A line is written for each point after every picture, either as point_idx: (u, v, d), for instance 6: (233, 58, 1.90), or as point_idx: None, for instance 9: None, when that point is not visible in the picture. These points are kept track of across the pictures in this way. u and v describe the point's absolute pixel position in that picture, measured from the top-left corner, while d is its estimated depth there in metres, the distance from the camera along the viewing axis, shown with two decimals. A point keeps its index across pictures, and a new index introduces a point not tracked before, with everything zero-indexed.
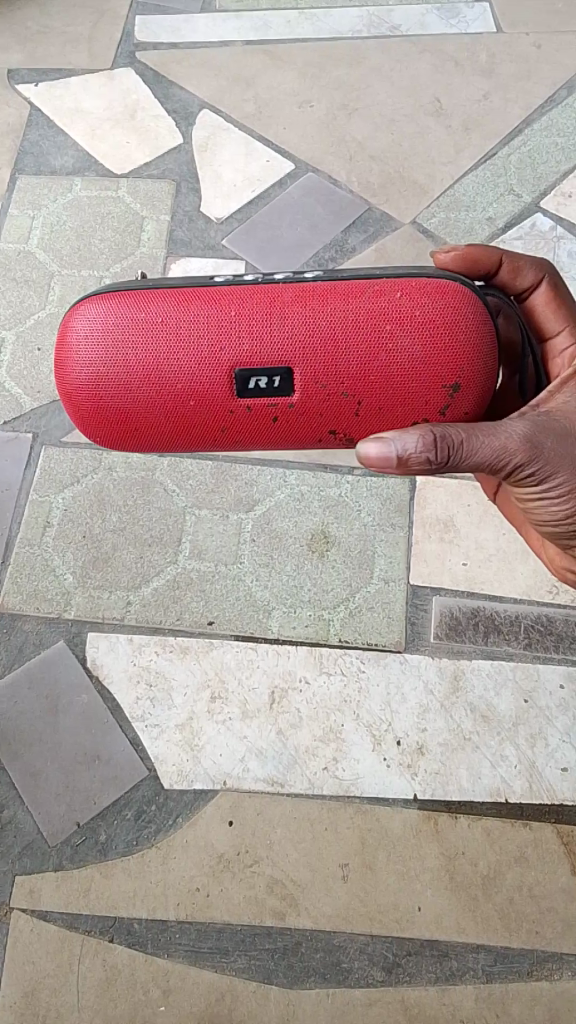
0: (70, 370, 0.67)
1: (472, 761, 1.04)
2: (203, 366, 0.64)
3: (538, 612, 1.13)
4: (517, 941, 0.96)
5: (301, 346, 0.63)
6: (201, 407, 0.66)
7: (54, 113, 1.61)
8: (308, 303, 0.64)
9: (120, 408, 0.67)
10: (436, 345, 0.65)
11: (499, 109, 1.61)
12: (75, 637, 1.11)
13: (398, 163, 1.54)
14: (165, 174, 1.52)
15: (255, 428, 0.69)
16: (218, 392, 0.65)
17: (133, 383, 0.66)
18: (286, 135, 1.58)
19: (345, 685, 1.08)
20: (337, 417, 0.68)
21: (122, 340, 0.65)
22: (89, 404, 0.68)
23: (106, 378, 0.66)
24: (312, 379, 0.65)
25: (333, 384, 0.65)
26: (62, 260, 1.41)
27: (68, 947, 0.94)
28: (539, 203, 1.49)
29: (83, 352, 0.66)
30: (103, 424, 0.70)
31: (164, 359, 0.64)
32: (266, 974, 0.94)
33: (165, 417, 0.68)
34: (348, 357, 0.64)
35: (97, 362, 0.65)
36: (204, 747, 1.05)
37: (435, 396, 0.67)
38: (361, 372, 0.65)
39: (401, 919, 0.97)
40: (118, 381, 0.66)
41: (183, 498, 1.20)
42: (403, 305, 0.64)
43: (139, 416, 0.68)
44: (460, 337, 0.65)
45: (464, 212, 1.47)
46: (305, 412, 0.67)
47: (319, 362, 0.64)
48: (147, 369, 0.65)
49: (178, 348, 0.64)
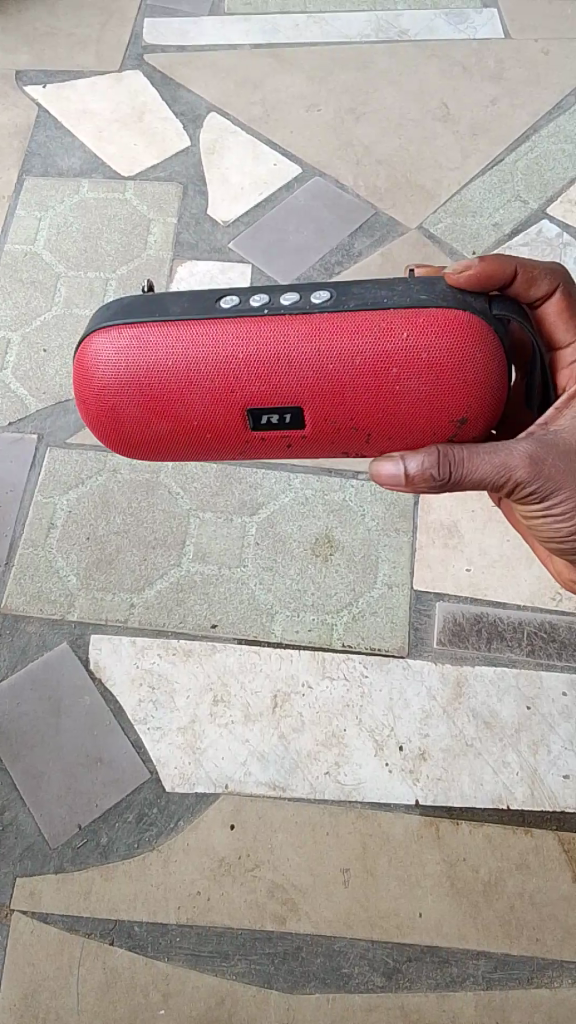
0: (92, 404, 0.68)
1: (474, 768, 1.04)
2: (215, 403, 0.65)
3: (541, 619, 1.13)
4: (518, 948, 0.96)
5: (309, 386, 0.64)
6: (216, 432, 0.68)
7: (62, 114, 1.61)
8: (314, 346, 0.63)
9: (139, 431, 0.69)
10: (443, 384, 0.64)
11: (506, 114, 1.61)
12: (77, 638, 1.11)
13: (405, 168, 1.54)
14: (172, 177, 1.52)
15: (270, 444, 0.71)
16: (231, 423, 0.67)
17: (150, 413, 0.67)
18: (294, 139, 1.58)
19: (347, 690, 1.08)
20: (348, 440, 0.70)
21: (136, 376, 0.65)
22: (109, 427, 0.70)
23: (122, 408, 0.67)
24: (321, 413, 0.66)
25: (341, 417, 0.67)
26: (68, 261, 1.41)
27: (68, 950, 0.94)
28: (546, 209, 1.49)
29: (103, 390, 0.67)
30: (123, 442, 0.72)
31: (177, 395, 0.65)
32: (266, 977, 0.94)
33: (182, 439, 0.70)
34: (357, 395, 0.65)
35: (113, 394, 0.66)
36: (206, 750, 1.05)
37: (441, 425, 0.68)
38: (370, 408, 0.66)
39: (401, 925, 0.97)
40: (135, 411, 0.67)
41: (187, 501, 1.20)
42: (410, 345, 0.63)
43: (158, 438, 0.70)
44: (468, 376, 0.64)
45: (470, 217, 1.47)
46: (317, 436, 0.69)
47: (329, 399, 0.65)
48: (165, 407, 0.66)
49: (191, 388, 0.65)
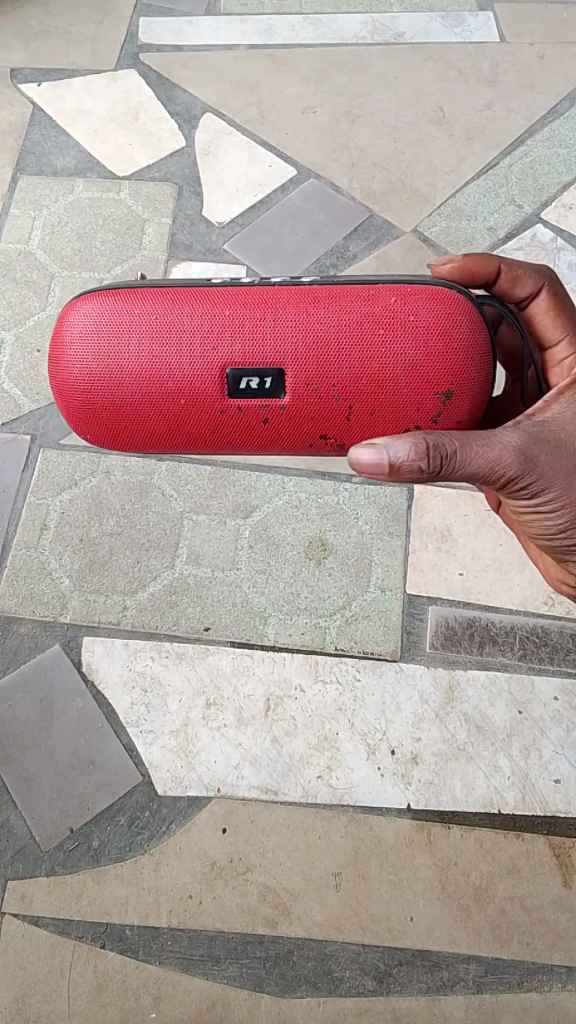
0: (63, 363, 0.67)
1: (466, 772, 1.04)
2: (193, 363, 0.64)
3: (534, 623, 1.14)
4: (508, 952, 0.96)
5: (293, 347, 0.64)
6: (191, 403, 0.66)
7: (56, 113, 1.60)
8: (301, 306, 0.64)
9: (108, 405, 0.67)
10: (428, 351, 0.65)
11: (501, 118, 1.61)
12: (70, 640, 1.11)
13: (400, 170, 1.54)
14: (167, 177, 1.52)
15: (245, 429, 0.69)
16: (208, 391, 0.65)
17: (121, 381, 0.66)
18: (289, 140, 1.58)
19: (340, 693, 1.08)
20: (329, 421, 0.68)
21: (112, 337, 0.65)
22: (77, 403, 0.68)
23: (94, 374, 0.66)
24: (303, 380, 0.65)
25: (323, 387, 0.65)
26: (62, 261, 1.41)
27: (60, 953, 0.94)
28: (540, 213, 1.49)
29: (77, 343, 0.66)
30: (91, 422, 0.70)
31: (153, 353, 0.64)
32: (257, 981, 0.94)
33: (154, 414, 0.67)
34: (340, 359, 0.64)
35: (85, 353, 0.66)
36: (199, 754, 1.04)
37: (427, 402, 0.67)
38: (353, 375, 0.65)
39: (393, 928, 0.97)
40: (104, 370, 0.66)
41: (181, 502, 1.20)
42: (396, 311, 0.64)
43: (127, 413, 0.68)
44: (453, 344, 0.65)
45: (465, 221, 1.48)
46: (297, 414, 0.67)
47: (312, 363, 0.64)
48: (138, 362, 0.65)
49: (169, 345, 0.64)
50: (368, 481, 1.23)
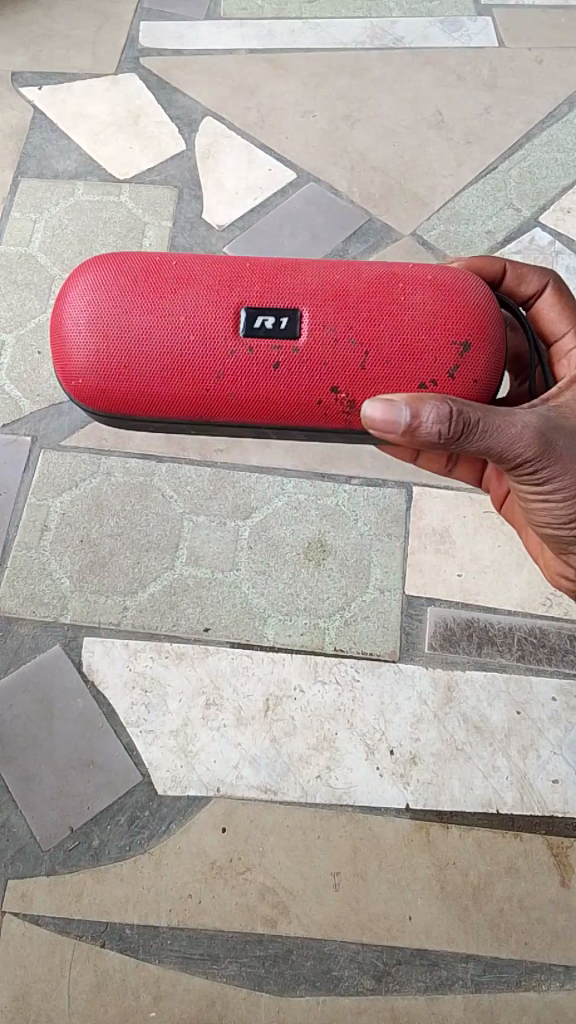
0: (71, 299, 0.68)
1: (464, 772, 1.05)
2: (211, 297, 0.66)
3: (532, 624, 1.14)
4: (507, 952, 0.96)
5: (311, 292, 0.67)
6: (201, 340, 0.65)
7: (57, 117, 1.61)
8: (320, 270, 0.69)
9: (112, 343, 0.66)
10: (444, 301, 0.68)
11: (500, 123, 1.62)
12: (71, 640, 1.11)
13: (399, 174, 1.55)
14: (167, 180, 1.53)
15: (253, 377, 0.66)
16: (222, 329, 0.65)
17: (130, 314, 0.66)
18: (289, 144, 1.59)
19: (339, 694, 1.09)
20: (343, 368, 0.66)
21: (126, 279, 0.67)
22: (78, 347, 0.67)
23: (102, 310, 0.66)
24: (319, 320, 0.66)
25: (340, 329, 0.65)
26: (63, 263, 1.42)
27: (60, 952, 0.95)
28: (538, 217, 1.50)
29: (89, 281, 0.68)
30: (90, 370, 0.67)
31: (169, 288, 0.66)
32: (256, 980, 0.94)
33: (159, 354, 0.66)
34: (357, 302, 0.66)
35: (99, 287, 0.67)
36: (199, 753, 1.05)
37: (446, 350, 0.67)
38: (369, 316, 0.66)
39: (392, 928, 0.97)
40: (115, 298, 0.66)
41: (181, 504, 1.21)
42: (411, 276, 0.69)
43: (132, 354, 0.66)
44: (468, 300, 0.68)
45: (464, 224, 1.49)
46: (310, 360, 0.65)
47: (329, 303, 0.66)
48: (153, 293, 0.66)
49: (187, 284, 0.67)
50: (367, 482, 1.23)
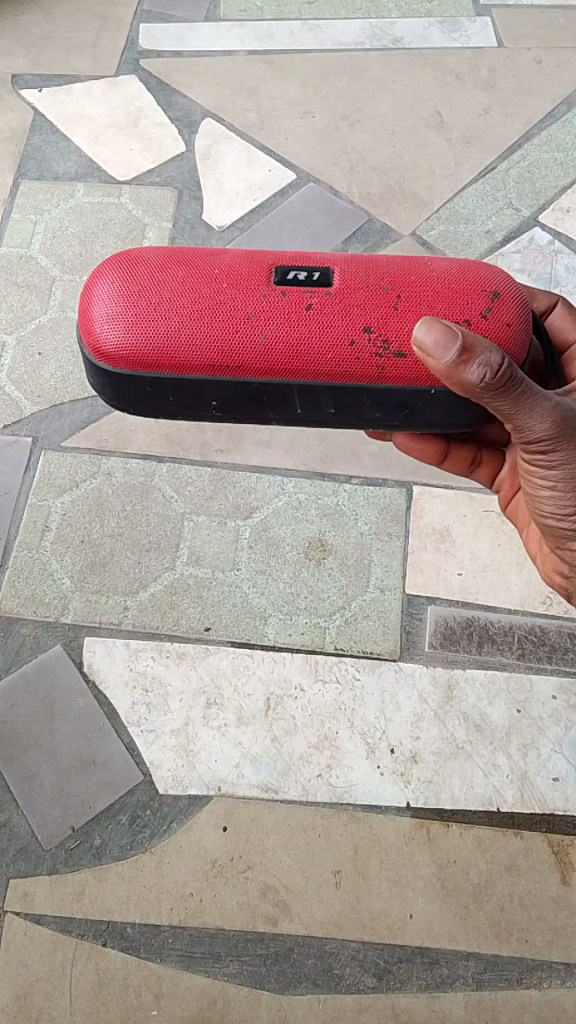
0: (106, 265, 0.71)
1: (465, 769, 1.05)
2: (246, 259, 0.70)
3: (532, 622, 1.15)
4: (507, 950, 0.97)
5: (340, 259, 0.71)
6: (235, 282, 0.68)
7: (58, 119, 1.62)
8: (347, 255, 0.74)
9: (144, 287, 0.68)
10: (467, 268, 0.71)
11: (499, 122, 1.62)
12: (71, 641, 1.12)
13: (399, 174, 1.55)
14: (168, 181, 1.53)
15: (287, 314, 0.66)
16: (256, 278, 0.68)
17: (166, 269, 0.69)
18: (289, 145, 1.59)
19: (339, 692, 1.09)
20: (375, 309, 0.67)
21: (163, 251, 0.72)
22: (110, 295, 0.68)
23: (135, 267, 0.69)
24: (349, 275, 0.69)
25: (368, 281, 0.69)
26: (63, 265, 1.42)
27: (62, 951, 0.95)
28: (538, 216, 1.50)
29: (127, 253, 0.72)
30: (118, 313, 0.68)
31: (206, 255, 0.71)
32: (258, 979, 0.95)
33: (192, 294, 0.67)
34: (383, 268, 0.71)
35: (137, 254, 0.71)
36: (200, 752, 1.05)
37: (476, 295, 0.68)
38: (395, 275, 0.70)
39: (393, 926, 0.98)
40: (152, 259, 0.70)
41: (181, 504, 1.21)
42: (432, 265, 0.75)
43: (163, 295, 0.67)
44: (491, 269, 0.72)
45: (463, 224, 1.49)
46: (342, 302, 0.67)
47: (357, 265, 0.70)
48: (190, 257, 0.71)
49: (219, 253, 0.71)
50: (368, 482, 1.24)
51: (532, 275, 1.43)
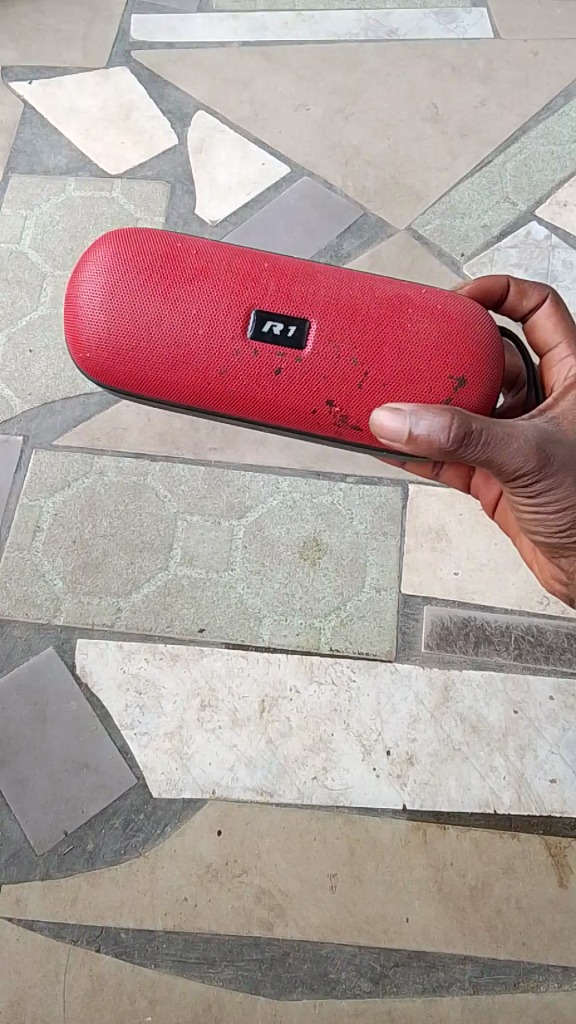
0: (90, 275, 0.65)
1: (462, 771, 1.04)
2: (225, 300, 0.64)
3: (529, 622, 1.13)
4: (504, 953, 0.96)
5: (323, 301, 0.65)
6: (208, 342, 0.64)
7: (48, 112, 1.60)
8: (335, 283, 0.67)
9: (123, 326, 0.64)
10: (450, 333, 0.66)
11: (495, 115, 1.60)
12: (64, 643, 1.10)
13: (394, 169, 1.54)
14: (160, 176, 1.51)
15: (252, 385, 0.66)
16: (229, 333, 0.64)
17: (145, 303, 0.63)
18: (282, 138, 1.57)
19: (335, 694, 1.08)
20: (342, 382, 0.65)
21: (148, 263, 0.65)
22: (88, 326, 0.65)
23: (116, 289, 0.64)
24: (327, 334, 0.64)
25: (345, 343, 0.64)
26: (54, 261, 1.40)
27: (55, 956, 0.94)
28: (534, 210, 1.49)
29: (112, 258, 0.65)
30: (97, 349, 0.66)
31: (188, 281, 0.64)
32: (253, 984, 0.94)
33: (165, 347, 0.64)
34: (366, 320, 0.65)
35: (119, 267, 0.64)
36: (194, 755, 1.04)
37: (440, 382, 0.66)
38: (377, 336, 0.65)
39: (389, 930, 0.97)
40: (133, 282, 0.64)
41: (174, 504, 1.19)
42: (424, 300, 0.68)
43: (138, 341, 0.64)
44: (472, 336, 0.67)
45: (459, 219, 1.47)
46: (311, 373, 0.64)
47: (339, 317, 0.64)
48: (171, 284, 0.64)
49: (204, 277, 0.64)
50: (363, 479, 1.22)
51: (528, 272, 1.41)
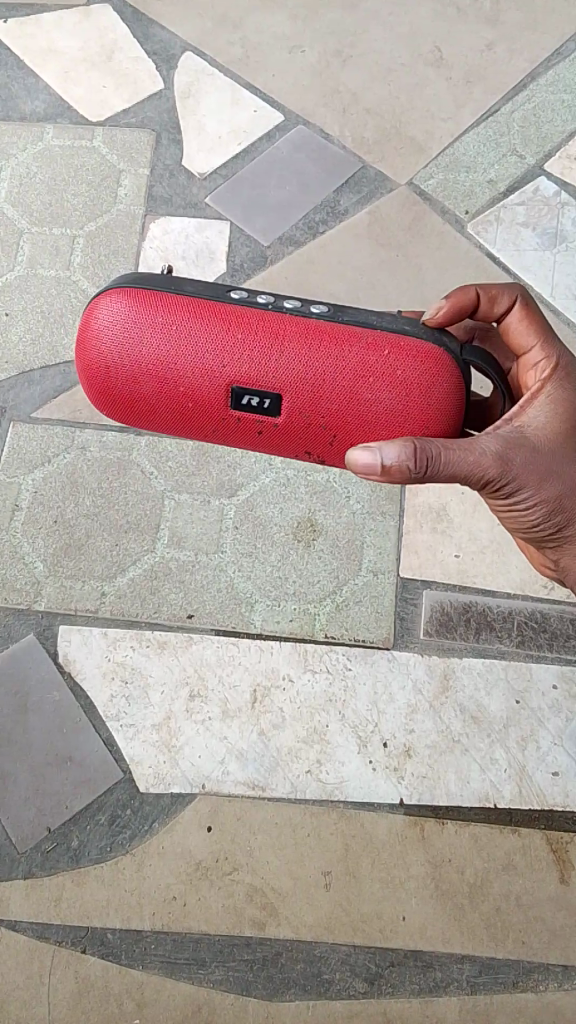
0: (88, 351, 0.64)
1: (461, 765, 1.00)
2: (204, 379, 0.61)
3: (533, 608, 1.08)
4: (503, 952, 0.93)
5: (294, 375, 0.61)
6: (195, 412, 0.64)
7: (25, 53, 1.49)
8: (306, 347, 0.61)
9: (120, 392, 0.65)
10: (411, 402, 0.63)
11: (503, 60, 1.50)
12: (46, 630, 1.05)
13: (395, 119, 1.44)
14: (144, 123, 1.41)
15: (239, 436, 0.67)
16: (212, 405, 0.63)
17: (140, 385, 0.63)
18: (276, 83, 1.46)
19: (330, 683, 1.04)
20: (318, 441, 0.66)
21: (136, 344, 0.61)
22: (97, 392, 0.66)
23: (106, 361, 0.63)
24: (300, 406, 0.63)
25: (316, 413, 0.63)
26: (32, 216, 1.31)
27: (38, 958, 0.91)
28: (543, 165, 1.40)
29: (105, 336, 0.62)
30: (109, 407, 0.68)
31: (172, 364, 0.61)
32: (244, 985, 0.91)
33: (163, 412, 0.66)
34: (334, 391, 0.62)
35: (112, 351, 0.62)
36: (182, 748, 1.00)
37: None
38: (345, 408, 0.63)
39: (385, 928, 0.94)
40: (127, 368, 0.63)
41: (162, 481, 1.13)
42: (391, 361, 0.62)
43: (142, 408, 0.66)
44: (433, 400, 0.64)
45: (463, 173, 1.39)
46: (289, 433, 0.65)
47: (308, 391, 0.62)
48: (157, 367, 0.62)
49: (185, 356, 0.61)
50: None
51: (535, 232, 1.34)
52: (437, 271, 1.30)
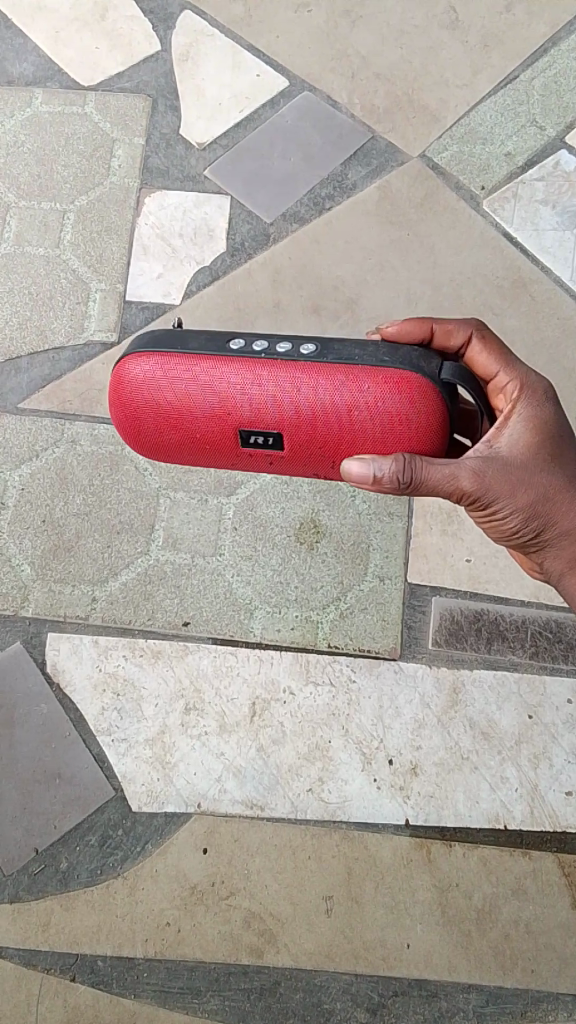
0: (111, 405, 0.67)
1: (470, 784, 0.95)
2: (212, 424, 0.64)
3: (547, 617, 1.02)
4: (511, 981, 0.89)
5: (287, 413, 0.62)
6: (211, 450, 0.67)
7: (12, 11, 1.39)
8: (294, 389, 0.60)
9: (143, 438, 0.69)
10: (401, 430, 0.62)
11: (523, 21, 1.40)
12: (33, 638, 0.99)
13: (407, 85, 1.35)
14: (139, 88, 1.32)
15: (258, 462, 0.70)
16: (224, 444, 0.66)
17: (159, 433, 0.67)
18: (280, 46, 1.37)
19: (333, 696, 0.98)
20: (327, 466, 0.68)
21: (147, 402, 0.64)
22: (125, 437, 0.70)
23: (124, 415, 0.67)
24: (301, 440, 0.64)
25: (317, 444, 0.64)
26: (19, 190, 1.23)
27: (26, 987, 0.87)
28: (564, 137, 1.31)
29: (121, 395, 0.65)
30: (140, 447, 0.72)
31: (180, 415, 0.64)
32: (241, 1015, 0.87)
33: (185, 451, 0.69)
34: (327, 425, 0.62)
35: (127, 407, 0.66)
36: (177, 765, 0.95)
37: None
38: (342, 440, 0.63)
39: (388, 958, 0.89)
40: (143, 420, 0.66)
41: (156, 478, 1.06)
42: (375, 395, 0.60)
43: (165, 449, 0.70)
44: (422, 426, 0.62)
45: (479, 146, 1.30)
46: (299, 460, 0.67)
47: (304, 427, 0.62)
48: (169, 419, 0.65)
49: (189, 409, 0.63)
50: None
51: (555, 210, 1.25)
52: (449, 253, 1.22)
